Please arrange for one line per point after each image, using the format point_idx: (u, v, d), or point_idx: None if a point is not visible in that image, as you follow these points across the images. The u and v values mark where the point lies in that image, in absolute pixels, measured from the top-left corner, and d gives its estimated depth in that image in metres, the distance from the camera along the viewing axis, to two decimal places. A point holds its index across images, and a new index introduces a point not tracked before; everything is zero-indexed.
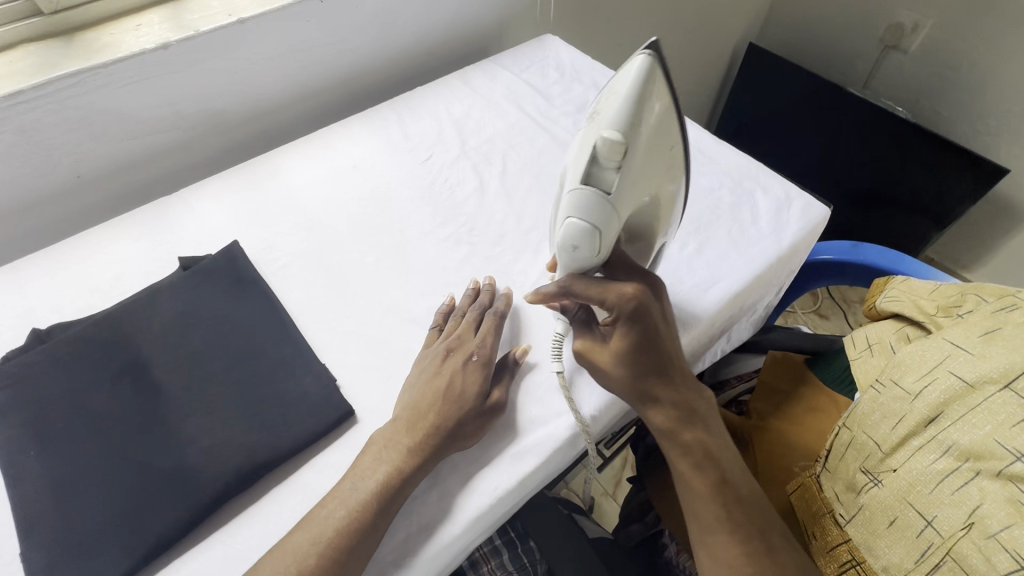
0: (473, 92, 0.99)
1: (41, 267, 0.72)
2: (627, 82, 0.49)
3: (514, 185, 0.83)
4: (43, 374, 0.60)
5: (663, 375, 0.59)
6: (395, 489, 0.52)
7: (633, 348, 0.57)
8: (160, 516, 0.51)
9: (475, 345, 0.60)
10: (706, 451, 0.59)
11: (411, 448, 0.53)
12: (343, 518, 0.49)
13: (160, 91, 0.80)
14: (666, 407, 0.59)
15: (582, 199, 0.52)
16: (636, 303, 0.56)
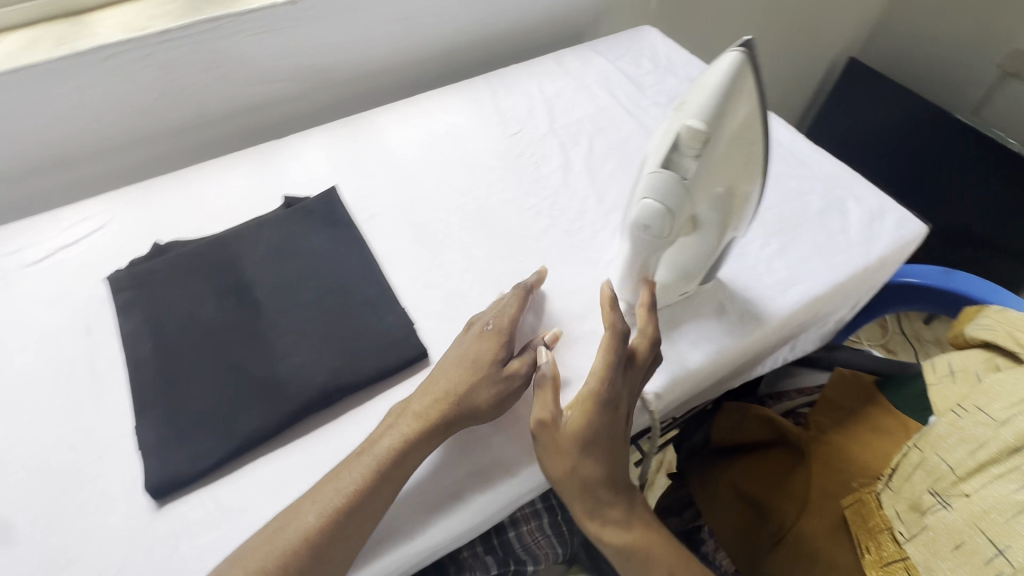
0: (566, 75, 1.00)
1: (166, 190, 0.80)
2: (716, 75, 0.45)
3: (599, 167, 0.84)
4: (165, 282, 0.68)
5: (612, 468, 0.56)
6: (408, 450, 0.53)
7: (597, 440, 0.55)
8: (252, 416, 0.57)
9: (497, 318, 0.60)
10: (651, 546, 0.57)
11: (424, 412, 0.54)
12: (352, 486, 0.50)
13: (283, 43, 0.87)
14: (611, 504, 0.56)
15: (656, 180, 0.48)
16: (609, 388, 0.55)
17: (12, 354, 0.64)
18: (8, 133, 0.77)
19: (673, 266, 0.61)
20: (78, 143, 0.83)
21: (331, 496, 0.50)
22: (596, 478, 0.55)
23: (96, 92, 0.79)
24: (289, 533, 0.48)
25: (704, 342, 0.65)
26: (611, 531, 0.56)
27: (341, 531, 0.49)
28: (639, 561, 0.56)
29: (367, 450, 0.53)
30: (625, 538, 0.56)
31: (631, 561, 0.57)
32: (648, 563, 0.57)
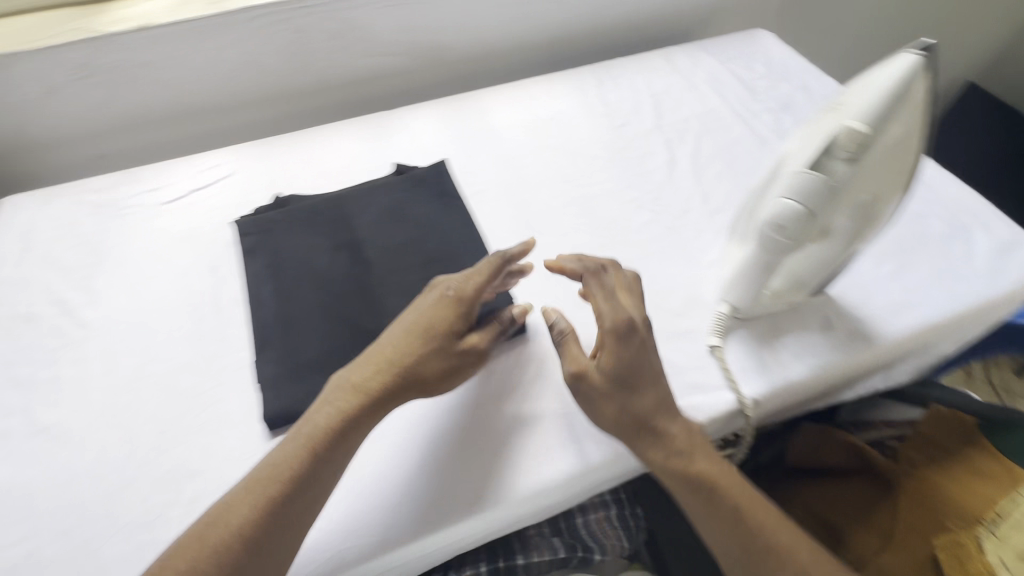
0: (675, 71, 0.99)
1: (287, 148, 0.85)
2: (882, 82, 0.45)
3: (705, 167, 0.83)
4: (285, 232, 0.72)
5: (651, 393, 0.53)
6: (344, 427, 0.51)
7: (623, 367, 0.53)
8: None
9: (459, 286, 0.57)
10: (721, 481, 0.53)
11: (361, 385, 0.53)
12: (284, 472, 0.49)
13: (405, 17, 0.90)
14: (663, 432, 0.53)
15: (803, 180, 0.47)
16: (610, 315, 0.55)
17: (148, 282, 0.70)
18: (155, 81, 0.84)
19: (791, 275, 0.59)
20: (212, 97, 0.89)
21: (276, 476, 0.48)
22: (636, 409, 0.53)
23: (235, 50, 0.85)
24: (227, 529, 0.46)
25: (807, 356, 0.63)
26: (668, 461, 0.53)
27: (280, 521, 0.47)
28: (705, 492, 0.52)
29: (300, 433, 0.51)
30: (684, 470, 0.53)
31: (696, 494, 0.52)
32: (714, 492, 0.52)
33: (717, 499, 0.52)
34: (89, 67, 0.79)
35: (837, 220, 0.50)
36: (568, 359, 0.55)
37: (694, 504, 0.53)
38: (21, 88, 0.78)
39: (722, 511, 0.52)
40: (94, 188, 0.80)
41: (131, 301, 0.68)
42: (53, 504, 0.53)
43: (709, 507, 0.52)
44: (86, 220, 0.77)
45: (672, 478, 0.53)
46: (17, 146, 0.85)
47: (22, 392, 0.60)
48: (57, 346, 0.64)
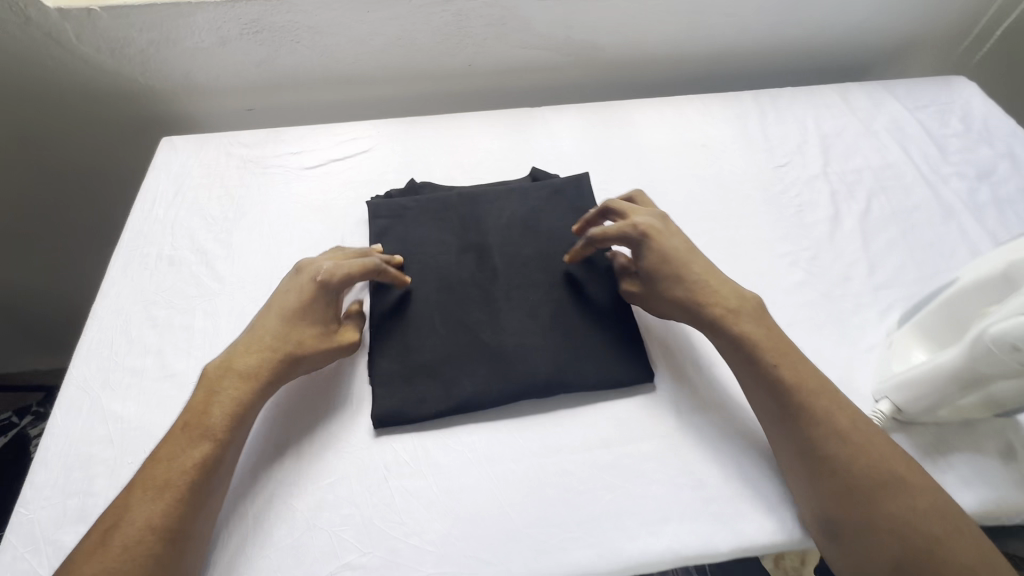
0: (851, 112, 0.88)
1: (426, 132, 0.84)
2: None
3: (874, 231, 0.73)
4: (415, 221, 0.71)
5: (693, 277, 0.58)
6: (243, 410, 0.52)
7: (653, 258, 0.60)
8: (476, 381, 0.58)
9: (324, 272, 0.59)
10: (756, 337, 0.54)
11: (246, 371, 0.54)
12: (190, 462, 0.49)
13: (569, 13, 0.85)
14: (709, 298, 0.57)
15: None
16: (621, 229, 0.61)
17: (280, 247, 0.71)
18: (315, 46, 0.85)
19: (989, 394, 0.51)
20: (362, 68, 0.89)
21: (173, 477, 0.48)
22: (680, 291, 0.58)
23: (394, 25, 0.84)
24: (131, 526, 0.45)
25: (982, 486, 0.53)
26: (712, 318, 0.56)
27: (193, 512, 0.47)
28: (748, 349, 0.54)
29: (196, 423, 0.51)
30: (727, 329, 0.55)
31: (739, 352, 0.54)
32: (756, 350, 0.54)
33: (760, 359, 0.53)
34: (259, 24, 0.81)
35: None
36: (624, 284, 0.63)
37: (736, 365, 0.55)
38: (197, 36, 0.82)
39: (763, 373, 0.53)
40: (243, 142, 0.83)
41: (263, 263, 0.70)
42: None
43: (750, 369, 0.54)
44: (232, 173, 0.79)
45: (717, 337, 0.56)
46: (182, 89, 0.89)
47: (158, 333, 0.63)
48: (194, 295, 0.66)
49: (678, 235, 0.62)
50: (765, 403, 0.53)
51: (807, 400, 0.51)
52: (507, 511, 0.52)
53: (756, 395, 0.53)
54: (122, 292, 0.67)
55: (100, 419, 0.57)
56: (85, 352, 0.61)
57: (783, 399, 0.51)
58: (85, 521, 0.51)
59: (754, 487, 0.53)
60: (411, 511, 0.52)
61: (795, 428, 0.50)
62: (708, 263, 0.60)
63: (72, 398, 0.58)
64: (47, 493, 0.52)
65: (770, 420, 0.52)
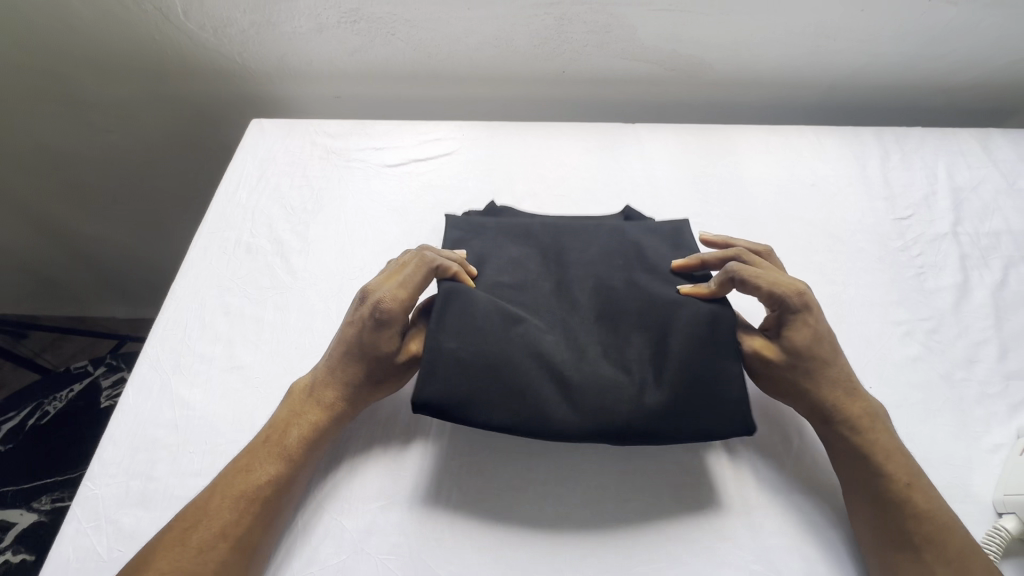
0: (992, 164, 0.77)
1: (512, 139, 0.80)
2: None
3: (1011, 308, 0.64)
4: (492, 236, 0.67)
5: (833, 371, 0.53)
6: (320, 433, 0.52)
7: (803, 334, 0.54)
8: (546, 396, 0.52)
9: (380, 305, 0.54)
10: (887, 455, 0.50)
11: (325, 398, 0.54)
12: (263, 478, 0.49)
13: (680, 25, 0.78)
14: (844, 397, 0.52)
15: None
16: (783, 287, 0.55)
17: (354, 246, 0.70)
18: (410, 39, 0.83)
19: None
20: (454, 66, 0.87)
21: (243, 489, 0.48)
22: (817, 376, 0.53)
23: (493, 25, 0.80)
24: (209, 530, 0.46)
25: None
26: (843, 416, 0.52)
27: (265, 528, 0.48)
28: (868, 460, 0.50)
29: (276, 440, 0.51)
30: (846, 433, 0.51)
31: (863, 462, 0.50)
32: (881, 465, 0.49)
33: (884, 473, 0.49)
34: (357, 13, 0.80)
35: None
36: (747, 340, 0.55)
37: (849, 471, 0.50)
38: (297, 20, 0.81)
39: (883, 491, 0.48)
40: (329, 132, 0.82)
41: (337, 261, 0.69)
42: (230, 447, 0.55)
43: (865, 482, 0.49)
44: (315, 163, 0.79)
45: (834, 437, 0.52)
46: (275, 71, 0.90)
47: (229, 322, 0.63)
48: (267, 286, 0.66)
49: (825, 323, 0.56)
50: (875, 525, 0.48)
51: (932, 533, 0.46)
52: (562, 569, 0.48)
53: (860, 510, 0.49)
54: (199, 275, 0.67)
55: (168, 403, 0.57)
56: (160, 332, 0.62)
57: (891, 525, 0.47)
58: (144, 505, 0.51)
59: None
60: (462, 551, 0.49)
61: (901, 559, 0.46)
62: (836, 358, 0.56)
63: (145, 376, 0.59)
64: (113, 471, 0.53)
65: (873, 542, 0.48)
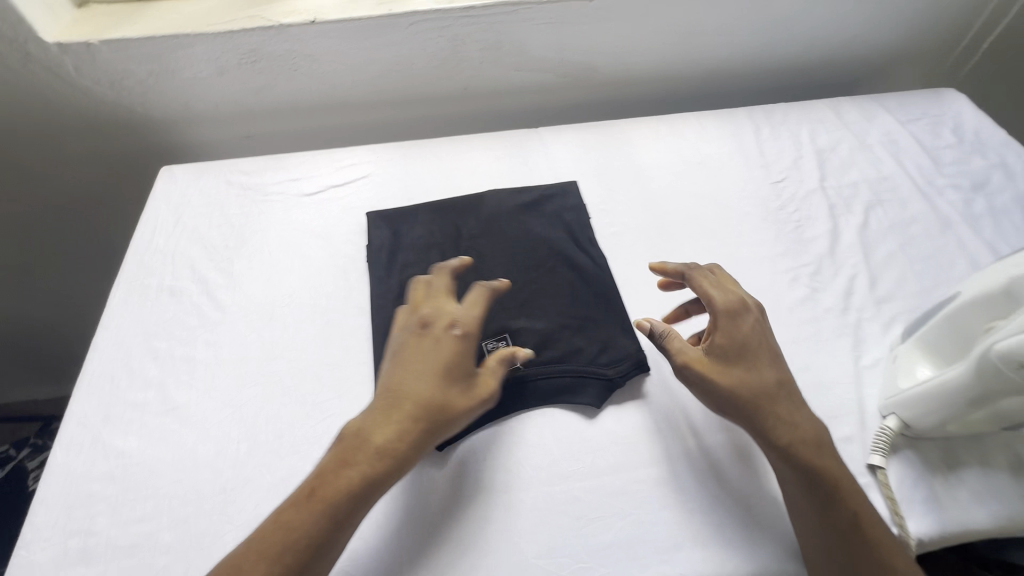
0: (844, 127, 0.89)
1: (426, 155, 0.84)
2: None
3: (874, 244, 0.73)
4: (413, 251, 0.70)
5: (757, 374, 0.54)
6: (363, 490, 0.47)
7: (725, 337, 0.56)
8: (498, 203, 0.75)
9: (457, 325, 0.55)
10: (832, 473, 0.50)
11: (376, 448, 0.49)
12: (303, 535, 0.45)
13: (563, 36, 0.86)
14: (770, 407, 0.53)
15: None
16: (725, 297, 0.58)
17: (282, 274, 0.71)
18: (314, 73, 0.86)
19: (995, 412, 0.51)
20: (361, 94, 0.91)
21: (288, 541, 0.44)
22: (745, 382, 0.53)
23: (393, 52, 0.85)
24: None
25: (982, 495, 0.53)
26: (775, 437, 0.51)
27: None
28: (820, 488, 0.49)
29: (322, 493, 0.46)
30: (783, 456, 0.51)
31: (805, 490, 0.49)
32: (826, 492, 0.49)
33: (837, 499, 0.49)
34: (257, 53, 0.82)
35: None
36: (677, 349, 0.56)
37: (800, 494, 0.50)
38: (196, 65, 0.82)
39: (829, 520, 0.48)
40: (243, 170, 0.83)
41: (265, 293, 0.69)
42: (172, 488, 0.54)
43: (821, 510, 0.49)
44: (233, 201, 0.79)
45: (778, 459, 0.51)
46: (182, 117, 0.90)
47: (159, 366, 0.63)
48: (195, 326, 0.66)
49: (762, 332, 0.57)
50: (827, 548, 0.48)
51: (877, 559, 0.46)
52: (515, 541, 0.51)
53: (812, 536, 0.49)
54: (122, 325, 0.66)
55: (102, 455, 0.56)
56: (87, 387, 0.61)
57: (845, 548, 0.47)
58: (86, 561, 0.50)
59: (763, 506, 0.53)
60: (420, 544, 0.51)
61: None
62: (769, 366, 0.55)
63: (73, 434, 0.57)
64: (48, 533, 0.51)
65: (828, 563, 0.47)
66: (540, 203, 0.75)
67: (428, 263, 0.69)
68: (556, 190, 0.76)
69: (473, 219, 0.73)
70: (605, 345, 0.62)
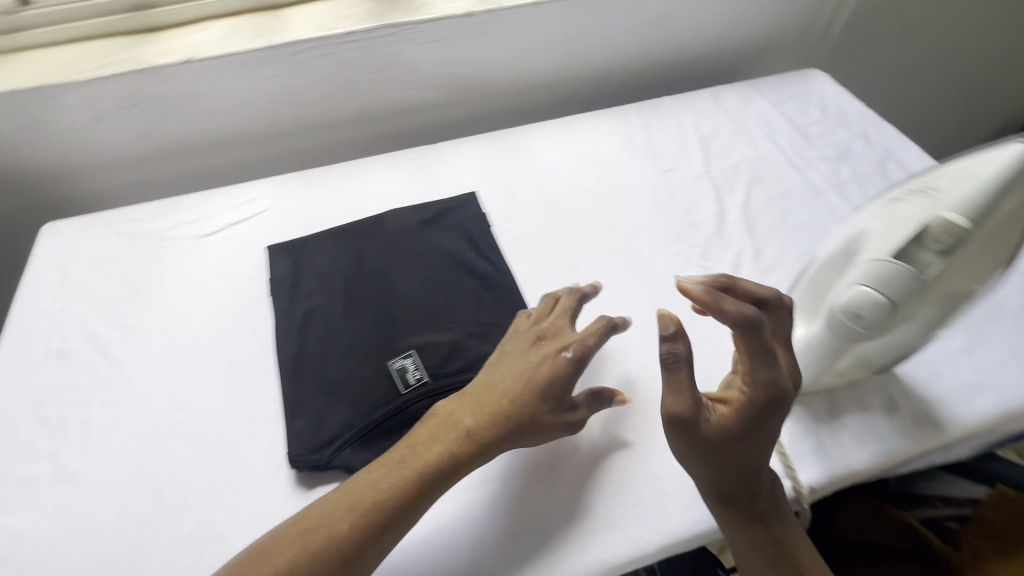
0: (724, 113, 0.95)
1: (326, 182, 0.84)
2: (988, 171, 0.46)
3: (757, 219, 0.79)
4: (315, 280, 0.70)
5: (738, 459, 0.49)
6: (442, 472, 0.50)
7: (737, 428, 0.49)
8: (399, 221, 0.75)
9: (573, 350, 0.54)
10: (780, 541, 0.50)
11: (464, 430, 0.51)
12: (385, 493, 0.48)
13: (450, 52, 0.89)
14: (733, 488, 0.50)
15: (887, 270, 0.47)
16: (770, 391, 0.48)
17: (180, 320, 0.69)
18: (200, 111, 0.85)
19: (862, 356, 0.54)
20: (254, 127, 0.89)
21: (364, 501, 0.47)
22: (726, 468, 0.49)
23: (280, 82, 0.85)
24: (322, 541, 0.45)
25: (862, 436, 0.58)
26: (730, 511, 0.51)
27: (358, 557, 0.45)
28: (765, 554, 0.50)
29: (411, 462, 0.49)
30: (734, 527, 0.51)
31: (748, 551, 0.51)
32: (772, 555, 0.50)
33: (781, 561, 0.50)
34: (136, 97, 0.80)
35: (918, 311, 0.50)
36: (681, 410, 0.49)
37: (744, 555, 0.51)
38: (70, 115, 0.80)
39: None
40: (132, 218, 0.80)
41: (164, 342, 0.67)
42: (70, 561, 0.51)
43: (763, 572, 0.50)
44: (123, 251, 0.76)
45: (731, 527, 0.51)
46: (63, 170, 0.86)
47: (49, 434, 0.59)
48: (88, 386, 0.63)
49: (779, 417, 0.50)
50: None
51: None
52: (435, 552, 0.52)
53: None
54: (5, 397, 0.62)
55: None
56: None
57: None
58: None
59: (670, 481, 0.56)
60: None
61: None
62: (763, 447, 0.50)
63: None
64: None
65: None
66: (441, 217, 0.76)
67: (331, 290, 0.68)
68: (456, 202, 0.78)
69: (375, 240, 0.73)
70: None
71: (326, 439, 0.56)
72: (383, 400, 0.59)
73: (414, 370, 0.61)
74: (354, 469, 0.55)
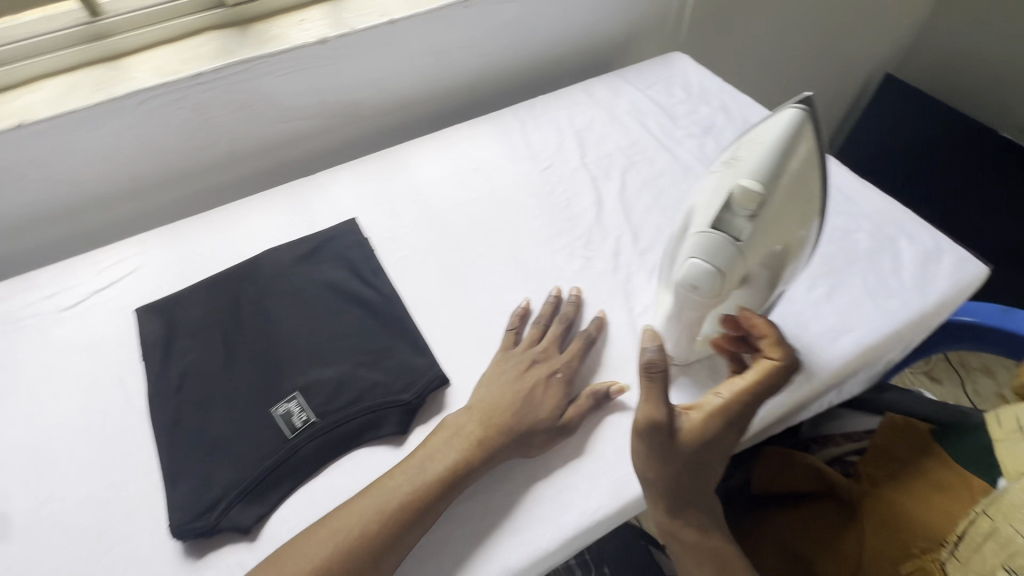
0: (596, 105, 0.98)
1: (197, 231, 0.80)
2: (773, 133, 0.50)
3: (633, 203, 0.82)
4: (191, 336, 0.67)
5: (697, 471, 0.53)
6: (452, 483, 0.53)
7: (710, 435, 0.53)
8: (276, 260, 0.73)
9: (563, 370, 0.61)
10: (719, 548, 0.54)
11: (473, 440, 0.55)
12: (400, 501, 0.51)
13: (312, 80, 0.87)
14: (688, 499, 0.53)
15: (706, 242, 0.52)
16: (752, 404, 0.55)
17: (45, 404, 0.64)
18: (46, 176, 0.79)
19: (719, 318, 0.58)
20: (113, 183, 0.84)
21: (378, 512, 0.50)
22: (688, 478, 0.53)
23: (132, 134, 0.80)
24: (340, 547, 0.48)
25: None
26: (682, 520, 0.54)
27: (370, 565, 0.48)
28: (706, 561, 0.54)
29: (425, 471, 0.53)
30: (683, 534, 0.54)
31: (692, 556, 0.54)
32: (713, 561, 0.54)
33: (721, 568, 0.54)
34: None
35: (750, 271, 0.54)
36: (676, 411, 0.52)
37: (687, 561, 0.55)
38: None
39: None
40: None
41: (27, 430, 0.62)
42: None
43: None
44: None
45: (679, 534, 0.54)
46: None
47: None
48: None
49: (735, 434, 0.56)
50: None
51: None
52: None
53: None
54: None
55: None
56: None
57: None
58: None
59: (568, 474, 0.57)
60: None
61: None
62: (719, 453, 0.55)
63: None
64: None
65: None
66: (320, 249, 0.75)
67: (208, 344, 0.66)
68: (334, 231, 0.76)
69: (252, 284, 0.71)
70: (400, 371, 0.62)
71: (210, 502, 0.54)
72: (269, 449, 0.57)
73: (299, 413, 0.59)
74: (245, 527, 0.53)
